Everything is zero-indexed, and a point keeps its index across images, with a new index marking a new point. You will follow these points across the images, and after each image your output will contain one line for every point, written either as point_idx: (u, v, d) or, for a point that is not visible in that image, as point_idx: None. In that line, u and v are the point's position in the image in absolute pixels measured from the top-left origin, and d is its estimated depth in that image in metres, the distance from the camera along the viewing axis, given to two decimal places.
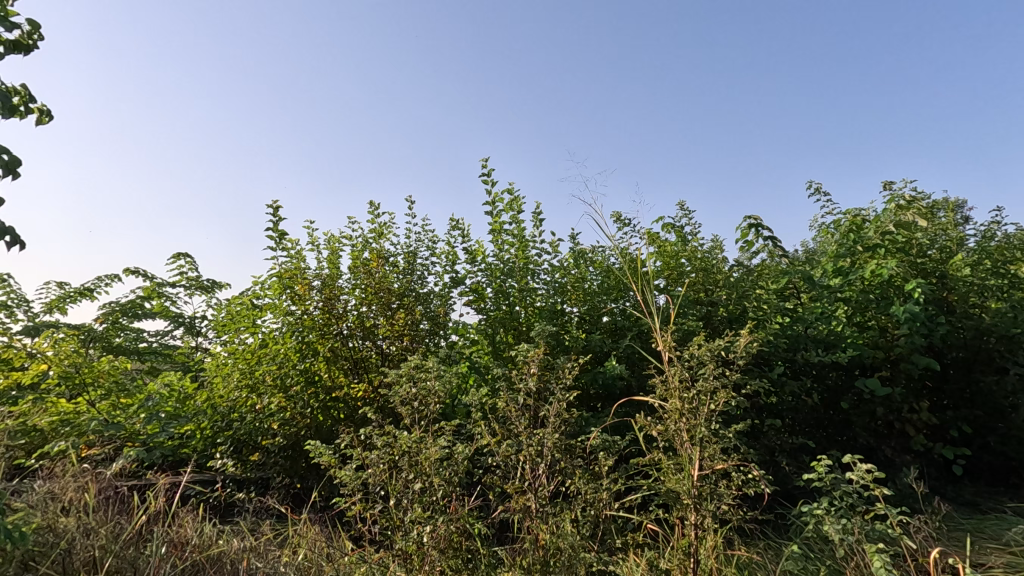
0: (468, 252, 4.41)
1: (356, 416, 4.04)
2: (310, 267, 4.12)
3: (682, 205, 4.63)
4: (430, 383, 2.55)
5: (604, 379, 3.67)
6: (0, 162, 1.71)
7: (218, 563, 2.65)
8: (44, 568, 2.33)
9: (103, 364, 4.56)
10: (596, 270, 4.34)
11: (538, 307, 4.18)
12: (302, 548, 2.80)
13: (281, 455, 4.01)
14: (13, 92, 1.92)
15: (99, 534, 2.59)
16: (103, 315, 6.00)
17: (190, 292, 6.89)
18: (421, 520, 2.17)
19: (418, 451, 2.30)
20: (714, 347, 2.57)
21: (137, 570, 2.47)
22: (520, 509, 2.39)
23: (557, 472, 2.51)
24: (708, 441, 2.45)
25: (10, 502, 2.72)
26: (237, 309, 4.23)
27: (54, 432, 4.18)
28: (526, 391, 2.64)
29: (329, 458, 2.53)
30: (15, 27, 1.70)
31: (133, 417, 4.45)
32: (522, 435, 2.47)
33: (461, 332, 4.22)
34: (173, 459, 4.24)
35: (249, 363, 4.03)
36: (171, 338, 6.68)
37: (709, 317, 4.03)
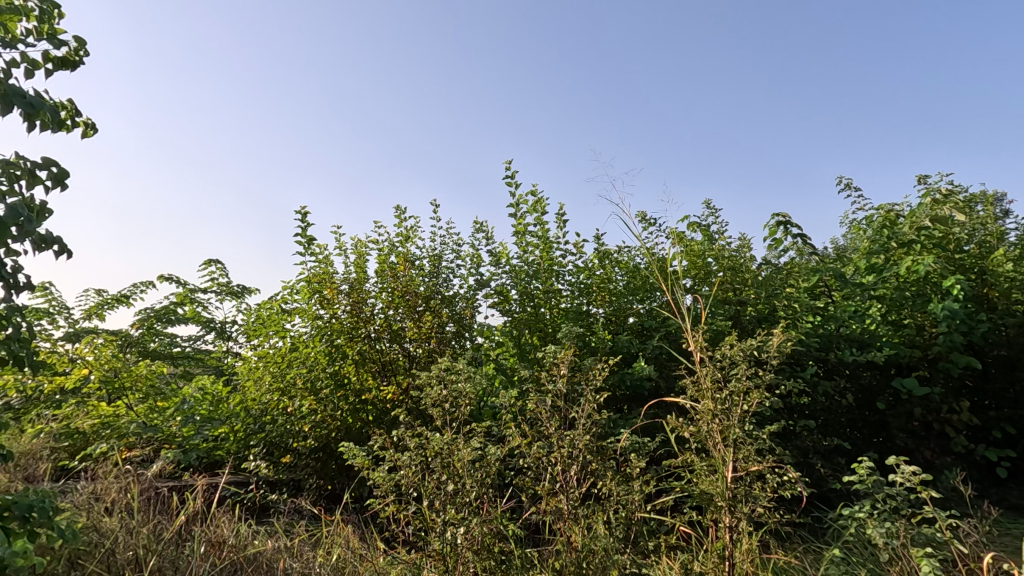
0: (492, 254, 4.43)
1: (385, 418, 4.08)
2: (338, 271, 4.19)
3: (708, 204, 4.59)
4: (461, 385, 2.57)
5: (632, 380, 3.66)
6: (50, 175, 1.78)
7: (254, 563, 2.70)
8: (91, 567, 2.41)
9: (140, 368, 4.69)
10: (621, 271, 4.32)
11: (564, 308, 4.18)
12: (335, 549, 2.83)
13: (313, 457, 4.07)
14: (61, 107, 1.99)
15: (141, 534, 2.66)
16: (138, 321, 6.19)
17: (221, 298, 7.05)
18: (454, 522, 2.18)
19: (451, 452, 2.32)
20: (746, 347, 2.53)
21: (179, 570, 2.53)
22: (552, 511, 2.39)
23: (588, 474, 2.49)
24: (742, 442, 2.41)
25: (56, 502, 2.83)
26: (267, 314, 4.31)
27: (96, 434, 4.34)
28: (555, 392, 2.63)
29: (361, 459, 2.57)
30: (64, 44, 1.76)
31: (170, 419, 4.58)
32: (553, 436, 2.47)
33: (486, 334, 4.23)
34: (208, 461, 4.34)
35: (280, 367, 4.11)
36: (203, 343, 6.86)
37: (738, 317, 3.97)
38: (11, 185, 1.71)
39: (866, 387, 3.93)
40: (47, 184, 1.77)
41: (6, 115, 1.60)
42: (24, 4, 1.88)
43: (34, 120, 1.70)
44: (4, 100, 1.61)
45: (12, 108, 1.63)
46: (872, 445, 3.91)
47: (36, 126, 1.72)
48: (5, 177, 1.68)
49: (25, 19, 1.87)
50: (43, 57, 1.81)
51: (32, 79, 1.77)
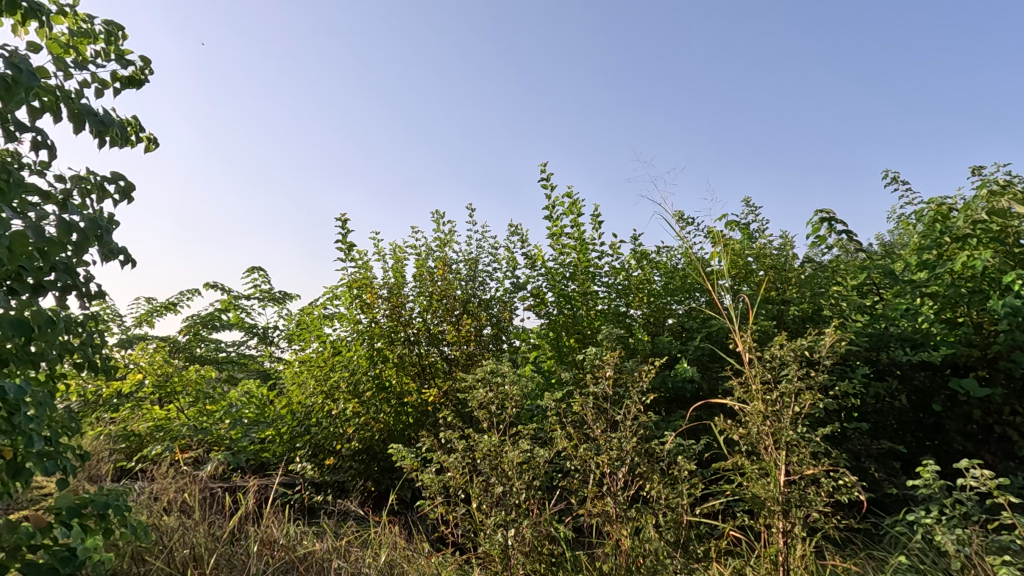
0: (527, 257, 4.45)
1: (426, 421, 4.11)
2: (377, 276, 4.26)
3: (747, 201, 4.51)
4: (506, 387, 2.58)
5: (674, 382, 3.59)
6: (118, 188, 1.87)
7: (306, 563, 2.75)
8: (155, 564, 2.51)
9: (189, 372, 4.85)
10: (660, 271, 4.27)
11: (601, 310, 4.15)
12: (383, 550, 2.86)
13: (356, 459, 4.14)
14: (126, 123, 2.09)
15: (198, 534, 2.74)
16: (185, 327, 6.43)
17: (263, 304, 7.26)
18: (505, 523, 2.19)
19: (499, 454, 2.32)
20: (798, 347, 2.46)
21: (234, 569, 2.60)
22: (599, 514, 2.40)
23: (635, 476, 2.46)
24: (795, 445, 2.35)
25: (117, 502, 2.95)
26: (309, 318, 4.41)
27: (150, 436, 4.51)
28: (598, 393, 2.62)
29: (409, 461, 2.60)
30: (130, 64, 1.85)
31: (219, 422, 4.72)
32: (600, 439, 2.46)
33: (523, 336, 4.25)
34: (256, 462, 4.46)
35: (323, 371, 4.20)
36: (247, 347, 7.08)
37: (782, 317, 3.87)
38: (84, 199, 1.80)
39: (920, 388, 3.78)
40: (114, 198, 1.86)
41: (80, 133, 1.69)
42: (92, 28, 1.98)
43: (103, 136, 1.79)
44: (78, 119, 1.70)
45: (85, 126, 1.72)
46: (927, 449, 3.76)
47: (105, 141, 1.81)
48: (79, 191, 1.77)
49: (93, 42, 1.97)
50: (112, 77, 1.90)
51: (101, 99, 1.87)
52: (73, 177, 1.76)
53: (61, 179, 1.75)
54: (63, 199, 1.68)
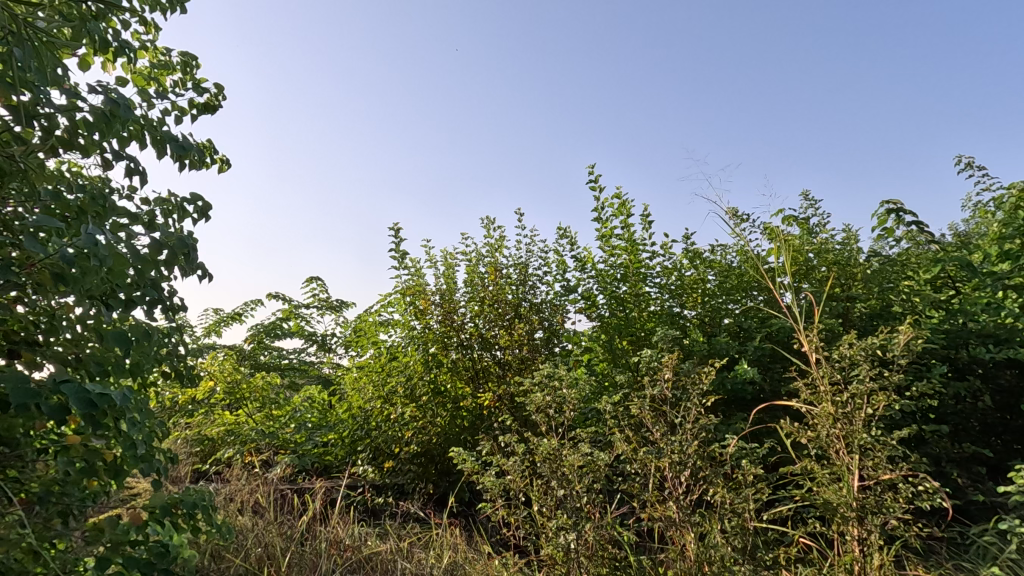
0: (577, 259, 4.43)
1: (481, 425, 4.16)
2: (430, 283, 4.36)
3: (807, 195, 4.35)
4: (563, 391, 2.59)
5: (733, 384, 3.49)
6: (197, 208, 2.00)
7: (372, 563, 2.83)
8: (235, 560, 2.66)
9: (256, 379, 5.10)
10: (714, 271, 4.17)
11: (653, 311, 4.09)
12: (445, 552, 2.92)
13: (415, 462, 4.22)
14: (202, 147, 2.23)
15: (271, 533, 2.88)
16: (250, 336, 6.77)
17: (321, 312, 7.57)
18: (568, 528, 2.18)
19: (559, 458, 2.33)
20: (868, 346, 2.34)
21: (306, 567, 2.71)
22: (662, 518, 2.37)
23: (698, 480, 2.42)
24: (869, 448, 2.24)
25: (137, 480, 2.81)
26: (365, 325, 4.55)
27: (222, 440, 4.76)
28: (655, 395, 2.58)
29: (470, 464, 2.64)
30: (204, 91, 1.98)
31: (285, 426, 4.93)
32: (660, 442, 2.42)
33: (574, 339, 4.25)
34: (320, 465, 4.63)
35: (381, 376, 4.33)
36: (307, 354, 7.38)
37: (847, 314, 3.69)
38: (166, 219, 1.93)
39: (1006, 388, 3.51)
40: (193, 217, 1.98)
41: (162, 158, 1.82)
42: (170, 60, 2.13)
43: (183, 160, 1.92)
44: (161, 145, 1.83)
45: (167, 151, 1.85)
46: (1016, 453, 3.50)
47: (185, 164, 1.94)
48: (161, 212, 1.90)
49: (171, 73, 2.13)
50: (189, 105, 2.04)
51: (181, 125, 2.01)
52: (157, 199, 1.90)
53: (146, 202, 1.88)
54: (149, 219, 1.81)
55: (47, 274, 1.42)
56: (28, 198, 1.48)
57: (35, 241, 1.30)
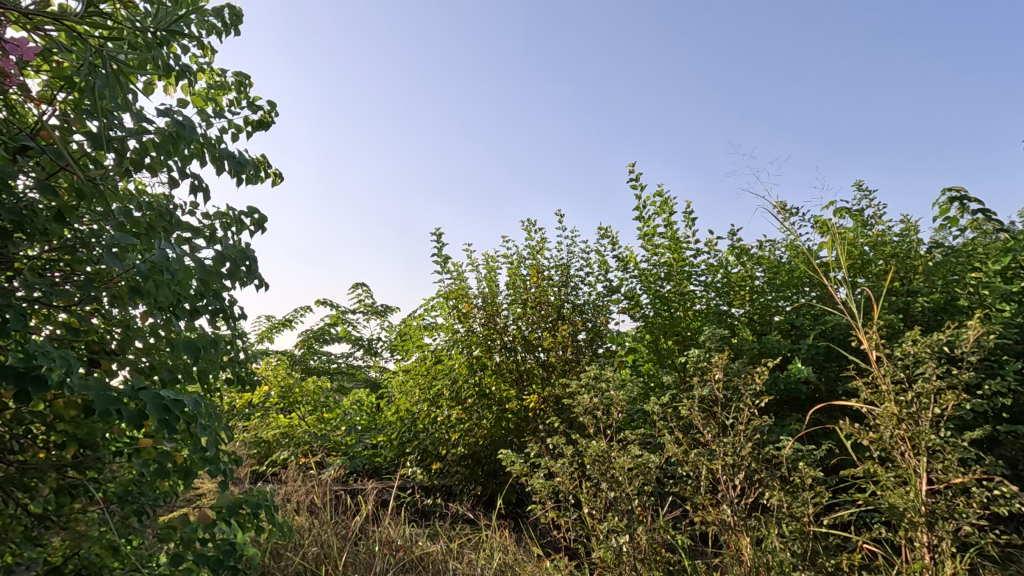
0: (619, 259, 4.39)
1: (527, 427, 4.18)
2: (473, 287, 4.41)
3: (860, 185, 4.17)
4: (610, 392, 2.57)
5: (786, 383, 3.38)
6: (253, 220, 2.08)
7: (424, 563, 2.89)
8: (295, 558, 2.76)
9: (308, 383, 5.28)
10: (763, 268, 4.05)
11: (699, 310, 4.00)
12: (494, 553, 2.94)
13: (462, 464, 4.26)
14: (256, 162, 2.33)
15: (326, 533, 2.97)
16: (301, 341, 7.01)
17: (367, 317, 7.77)
18: (620, 531, 2.16)
19: (608, 460, 2.31)
20: (934, 342, 2.21)
21: (360, 566, 2.79)
22: (716, 521, 2.32)
23: (754, 482, 2.35)
24: (938, 450, 2.12)
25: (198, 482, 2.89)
26: (410, 328, 4.63)
27: (277, 442, 4.94)
28: (705, 396, 2.53)
29: (518, 466, 2.65)
30: (257, 108, 2.06)
31: (336, 429, 5.09)
32: (712, 444, 2.37)
33: (618, 340, 4.21)
34: (371, 467, 4.74)
35: (427, 379, 4.40)
36: (355, 359, 7.58)
37: (908, 309, 3.52)
38: (225, 232, 2.02)
39: None
40: (251, 229, 2.07)
41: (221, 174, 1.92)
42: (225, 80, 2.23)
43: (240, 175, 2.00)
44: (220, 161, 1.93)
45: (225, 167, 1.94)
46: None
47: (242, 179, 2.04)
48: (221, 225, 2.00)
49: (227, 92, 2.22)
50: (245, 122, 2.13)
51: (237, 142, 2.10)
52: (217, 213, 1.99)
53: (207, 217, 1.98)
54: (210, 233, 1.90)
55: (124, 288, 1.51)
56: (103, 216, 1.58)
57: (115, 257, 1.40)
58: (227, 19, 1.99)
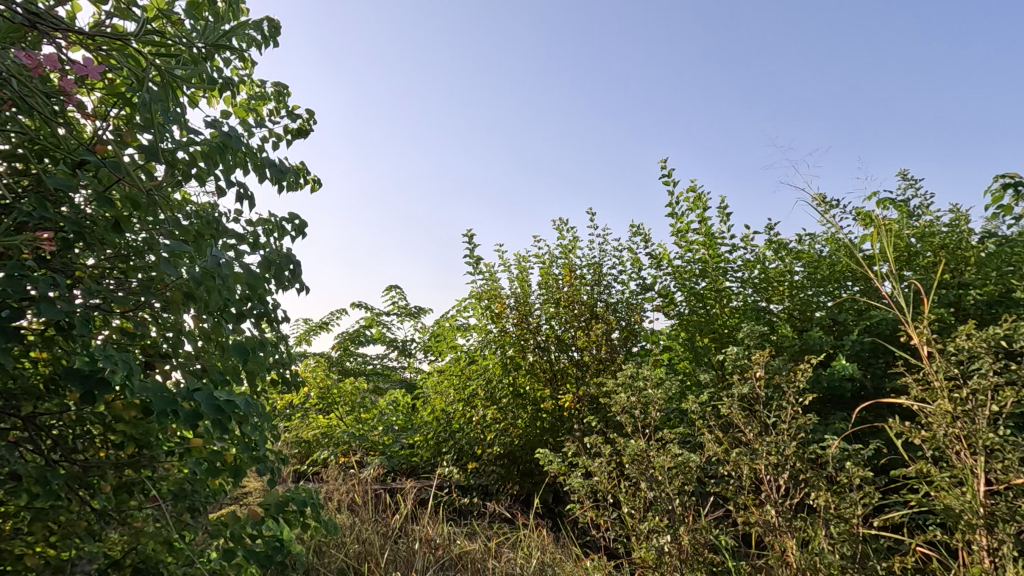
0: (652, 256, 4.34)
1: (562, 427, 4.17)
2: (505, 287, 4.42)
3: (904, 174, 4.01)
4: (648, 391, 2.55)
5: (830, 381, 3.28)
6: (294, 225, 2.14)
7: (463, 562, 2.91)
8: (338, 555, 2.82)
9: (346, 384, 5.39)
10: (802, 262, 3.94)
11: (736, 307, 3.91)
12: (533, 552, 2.94)
13: (498, 463, 4.28)
14: (296, 170, 2.39)
15: (367, 531, 3.02)
16: (337, 343, 7.16)
17: (401, 319, 7.88)
18: (661, 531, 2.13)
19: (647, 459, 2.29)
20: (991, 336, 2.12)
21: (402, 564, 2.83)
22: (760, 522, 2.27)
23: (800, 482, 2.29)
24: (997, 450, 2.03)
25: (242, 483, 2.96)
26: (443, 329, 4.67)
27: (317, 442, 5.06)
28: (745, 394, 2.48)
29: (556, 465, 2.65)
30: (295, 117, 2.12)
31: (374, 429, 5.18)
32: (754, 443, 2.32)
33: (653, 339, 4.16)
34: (408, 466, 4.81)
35: (462, 379, 4.43)
36: (389, 360, 7.70)
37: (960, 302, 3.37)
38: (268, 238, 2.08)
39: None
40: (291, 235, 2.13)
41: (264, 182, 1.98)
42: (265, 91, 2.30)
43: (281, 182, 2.06)
44: (261, 169, 1.98)
45: (267, 175, 2.00)
46: None
47: (283, 187, 2.09)
48: (264, 232, 2.06)
49: (267, 102, 2.29)
50: (284, 131, 2.19)
51: (277, 150, 2.16)
52: (259, 219, 2.06)
53: (251, 223, 2.04)
54: (254, 239, 1.96)
55: (177, 293, 1.58)
56: (155, 225, 1.65)
57: (169, 264, 1.46)
58: (266, 31, 2.06)
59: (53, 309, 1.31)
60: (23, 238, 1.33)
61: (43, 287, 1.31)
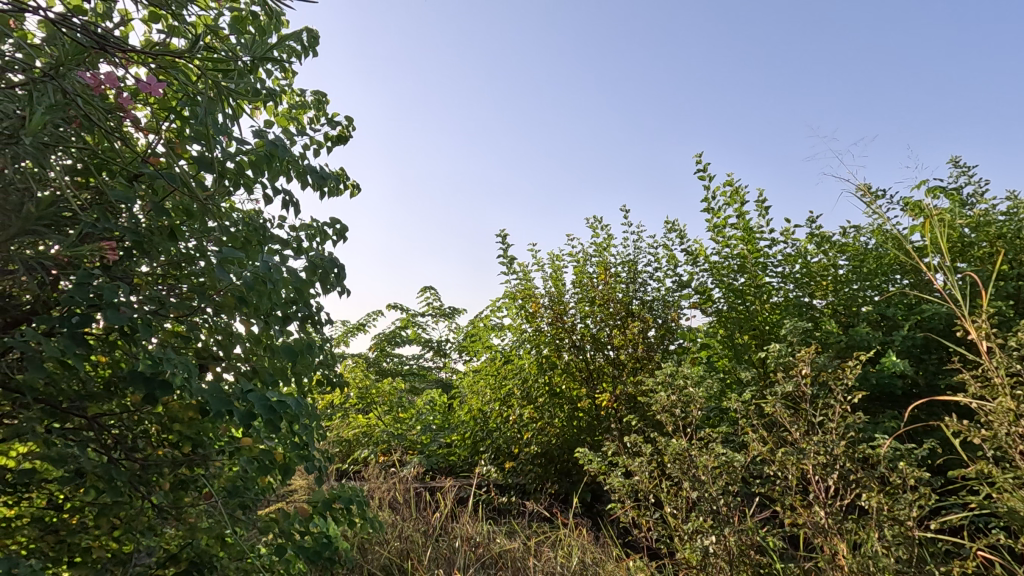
0: (688, 253, 4.27)
1: (599, 426, 4.16)
2: (539, 286, 4.42)
3: (956, 161, 3.83)
4: (689, 389, 2.51)
5: (879, 378, 3.17)
6: (335, 229, 2.19)
7: (503, 561, 2.92)
8: (383, 552, 2.88)
9: (384, 384, 5.48)
10: (846, 256, 3.81)
11: (776, 303, 3.81)
12: (573, 552, 2.94)
13: (536, 463, 4.28)
14: (336, 175, 2.44)
15: (408, 529, 3.07)
16: (374, 344, 7.30)
17: (436, 319, 7.97)
18: (705, 531, 2.10)
19: (689, 458, 2.26)
20: None
21: (444, 561, 2.87)
22: (809, 523, 2.20)
23: (851, 482, 2.22)
24: None
25: (290, 480, 3.07)
26: (479, 329, 4.70)
27: (358, 441, 5.17)
28: (789, 392, 2.42)
29: (596, 465, 2.64)
30: (335, 124, 2.17)
31: (412, 428, 5.26)
32: (802, 442, 2.25)
33: (690, 336, 4.09)
34: (446, 465, 4.87)
35: (498, 379, 4.45)
36: (425, 360, 7.80)
37: (1020, 295, 3.20)
38: (311, 242, 2.14)
39: None
40: (333, 239, 2.18)
41: (306, 188, 2.03)
42: (305, 99, 2.36)
43: (322, 188, 2.11)
44: (304, 175, 2.04)
45: (309, 181, 2.05)
46: None
47: (325, 192, 2.15)
48: (306, 237, 2.11)
49: (308, 111, 2.35)
50: (325, 138, 2.25)
51: (318, 157, 2.22)
52: (302, 225, 2.11)
53: (294, 229, 2.10)
54: (298, 243, 2.01)
55: (230, 297, 1.64)
56: (206, 233, 1.72)
57: (223, 270, 1.53)
58: (306, 41, 2.11)
59: (118, 315, 1.38)
60: (89, 248, 1.41)
61: (108, 295, 1.39)
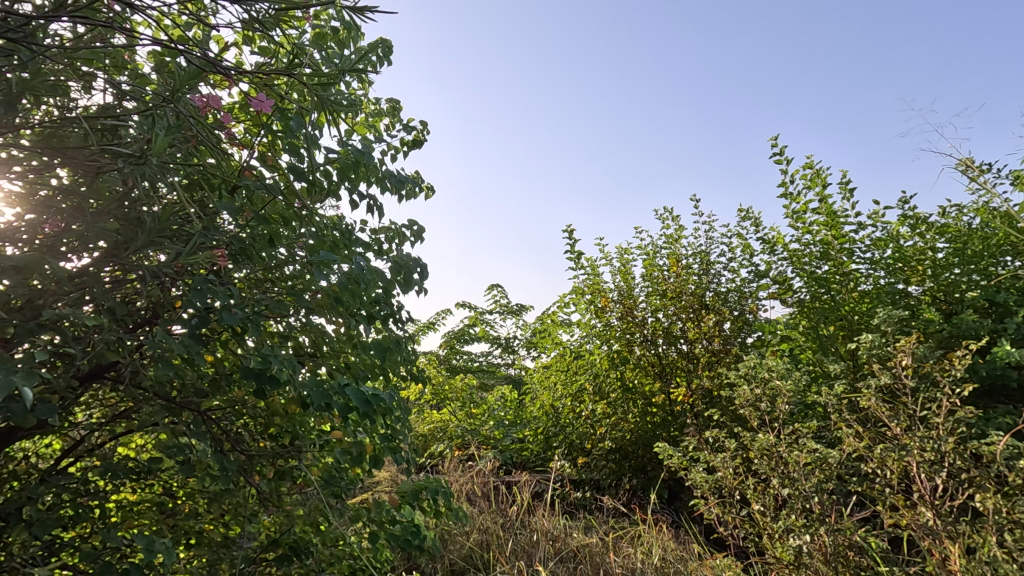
0: (764, 241, 4.08)
1: (675, 422, 4.07)
2: (608, 280, 4.38)
3: None
4: (774, 383, 2.41)
5: (990, 370, 2.91)
6: (412, 231, 2.27)
7: (583, 555, 2.92)
8: (465, 543, 2.96)
9: (456, 381, 5.60)
10: (945, 238, 3.50)
11: (864, 291, 3.58)
12: (653, 549, 2.89)
13: (610, 458, 4.23)
14: (411, 179, 2.53)
15: (487, 522, 3.14)
16: (445, 342, 7.47)
17: (504, 317, 8.07)
18: (798, 530, 2.01)
19: (777, 454, 2.17)
20: None
21: (523, 554, 2.91)
22: (914, 525, 2.05)
23: (961, 482, 2.05)
24: None
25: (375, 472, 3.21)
26: (548, 325, 4.72)
27: (433, 436, 5.32)
28: (887, 384, 2.26)
29: (676, 460, 2.58)
30: (410, 128, 2.25)
31: (485, 423, 5.35)
32: (904, 438, 2.10)
33: (770, 328, 3.91)
34: (520, 459, 4.92)
35: (570, 374, 4.45)
36: (493, 357, 7.91)
37: None
38: (390, 245, 2.23)
39: None
40: (411, 240, 2.27)
41: (386, 192, 2.12)
42: (381, 107, 2.46)
43: (400, 191, 2.20)
44: (383, 179, 2.14)
45: (389, 186, 2.14)
46: None
47: (402, 196, 2.24)
48: (387, 239, 2.21)
49: (383, 118, 2.45)
50: (401, 143, 2.34)
51: (395, 162, 2.31)
52: (382, 228, 2.21)
53: (375, 232, 2.20)
54: (379, 246, 2.11)
55: (324, 299, 1.76)
56: (296, 238, 1.83)
57: (318, 273, 1.64)
58: (381, 52, 2.20)
59: (231, 316, 1.52)
60: (203, 255, 1.55)
61: (222, 298, 1.52)
